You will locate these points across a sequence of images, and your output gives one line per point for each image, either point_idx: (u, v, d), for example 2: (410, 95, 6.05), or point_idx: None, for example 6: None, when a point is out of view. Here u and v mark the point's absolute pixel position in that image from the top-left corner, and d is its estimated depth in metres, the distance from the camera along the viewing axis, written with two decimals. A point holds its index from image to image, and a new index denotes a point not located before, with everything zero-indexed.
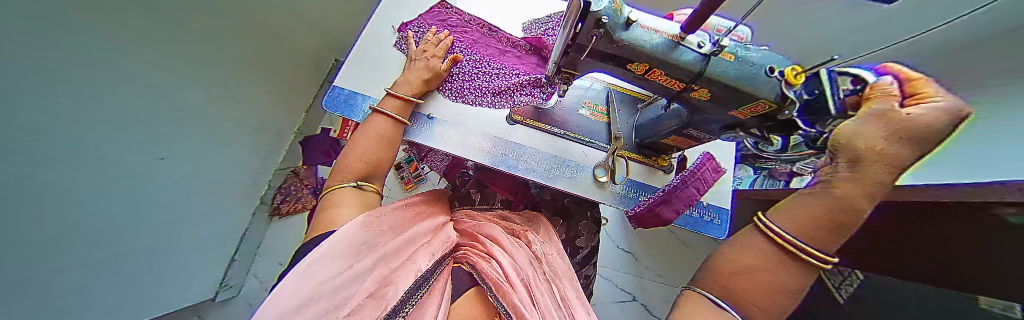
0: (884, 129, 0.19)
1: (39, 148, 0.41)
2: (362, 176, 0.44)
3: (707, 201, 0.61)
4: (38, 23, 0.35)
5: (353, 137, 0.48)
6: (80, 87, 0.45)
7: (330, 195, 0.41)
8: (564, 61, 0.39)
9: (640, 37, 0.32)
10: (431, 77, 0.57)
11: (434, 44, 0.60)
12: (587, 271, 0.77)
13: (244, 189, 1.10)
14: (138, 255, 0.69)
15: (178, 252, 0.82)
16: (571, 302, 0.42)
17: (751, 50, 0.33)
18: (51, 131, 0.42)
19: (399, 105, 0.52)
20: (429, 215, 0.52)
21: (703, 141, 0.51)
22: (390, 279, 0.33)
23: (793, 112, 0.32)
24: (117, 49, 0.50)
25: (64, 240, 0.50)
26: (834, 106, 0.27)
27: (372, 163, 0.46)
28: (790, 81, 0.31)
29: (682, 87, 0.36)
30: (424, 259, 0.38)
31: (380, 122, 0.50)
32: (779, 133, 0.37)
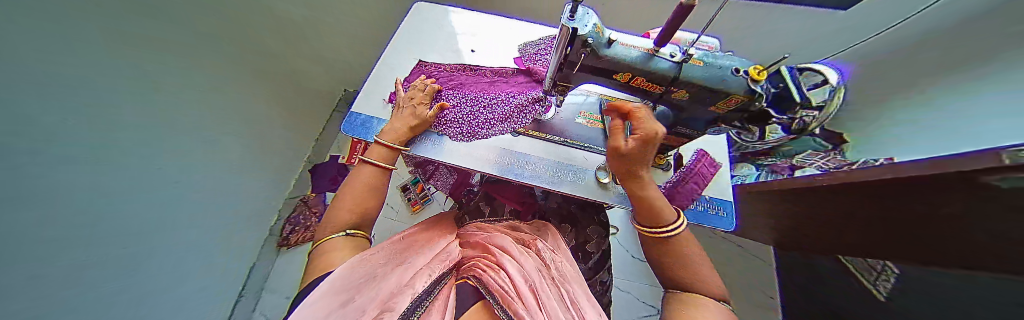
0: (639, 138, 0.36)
1: (67, 148, 0.40)
2: (353, 224, 0.44)
3: (709, 195, 0.64)
4: (82, 46, 0.39)
5: (340, 191, 0.48)
6: (118, 107, 0.48)
7: (322, 245, 0.39)
8: (559, 77, 0.45)
9: (620, 53, 0.37)
10: (418, 123, 0.58)
11: (421, 90, 0.63)
12: (602, 277, 0.76)
13: (253, 214, 1.12)
14: (150, 279, 0.67)
15: (185, 279, 0.80)
16: (581, 305, 0.35)
17: (721, 58, 0.39)
18: (84, 143, 0.44)
19: (386, 153, 0.54)
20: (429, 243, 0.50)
21: (692, 138, 0.55)
22: (389, 302, 0.26)
23: (763, 103, 0.37)
24: (153, 78, 0.56)
25: (84, 242, 0.47)
26: (803, 93, 0.36)
27: (361, 208, 0.46)
28: (754, 78, 0.36)
29: (662, 90, 0.41)
30: (421, 281, 0.32)
31: (366, 171, 0.51)
32: (758, 123, 0.43)
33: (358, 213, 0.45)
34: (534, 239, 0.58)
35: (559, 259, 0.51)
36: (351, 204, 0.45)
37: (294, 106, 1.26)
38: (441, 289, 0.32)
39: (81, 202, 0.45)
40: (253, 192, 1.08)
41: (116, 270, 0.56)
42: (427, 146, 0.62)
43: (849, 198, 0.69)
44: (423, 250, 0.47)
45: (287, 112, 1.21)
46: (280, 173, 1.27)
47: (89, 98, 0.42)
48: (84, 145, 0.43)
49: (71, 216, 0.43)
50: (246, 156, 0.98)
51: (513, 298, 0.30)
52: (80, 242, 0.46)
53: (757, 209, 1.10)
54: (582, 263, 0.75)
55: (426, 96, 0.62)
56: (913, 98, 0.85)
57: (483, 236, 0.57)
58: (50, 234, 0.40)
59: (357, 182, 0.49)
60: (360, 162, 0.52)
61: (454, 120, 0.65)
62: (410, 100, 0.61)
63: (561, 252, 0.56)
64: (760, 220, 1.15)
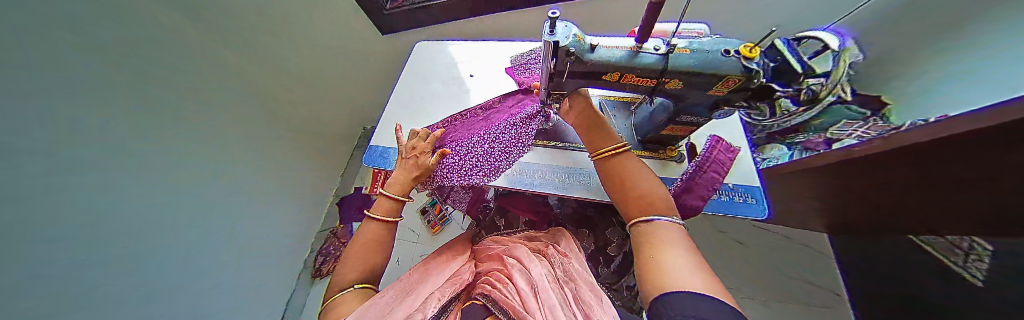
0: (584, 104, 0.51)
1: (61, 178, 0.45)
2: (363, 279, 0.44)
3: (733, 183, 0.60)
4: (55, 88, 0.42)
5: (347, 251, 0.49)
6: (102, 150, 0.51)
7: (332, 303, 0.39)
8: (552, 86, 0.48)
9: (604, 55, 0.39)
10: (422, 172, 0.59)
11: (422, 139, 0.64)
12: (628, 280, 0.72)
13: (279, 247, 1.20)
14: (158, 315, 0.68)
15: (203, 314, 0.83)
16: (584, 297, 0.33)
17: (708, 43, 0.39)
18: (65, 182, 0.46)
19: (388, 204, 0.55)
20: (438, 272, 0.52)
21: (700, 124, 0.53)
22: None
23: (761, 79, 0.36)
24: (149, 121, 0.60)
25: (85, 262, 0.51)
26: (805, 63, 0.36)
27: (370, 263, 0.46)
28: (746, 56, 0.36)
29: (654, 82, 0.42)
30: (427, 310, 0.33)
31: (371, 228, 0.52)
32: (764, 100, 0.42)
33: (363, 269, 0.45)
34: (548, 248, 0.57)
35: (568, 260, 0.50)
36: (355, 262, 0.45)
37: (313, 145, 1.39)
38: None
39: (71, 232, 0.48)
40: (273, 225, 1.15)
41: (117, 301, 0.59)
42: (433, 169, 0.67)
43: (897, 165, 0.61)
44: (434, 278, 0.48)
45: (304, 149, 1.33)
46: (304, 206, 1.38)
47: (82, 138, 0.47)
48: (75, 178, 0.47)
49: (59, 243, 0.46)
50: (267, 191, 1.09)
51: (521, 308, 0.29)
52: (65, 272, 0.48)
53: (792, 192, 1.00)
54: (604, 267, 0.72)
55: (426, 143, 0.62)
56: (960, 40, 0.77)
57: (501, 249, 0.57)
58: (31, 262, 0.42)
59: (363, 238, 0.50)
60: (364, 218, 0.54)
61: (480, 166, 0.63)
62: (412, 149, 0.62)
63: (574, 252, 0.55)
64: (798, 206, 1.04)
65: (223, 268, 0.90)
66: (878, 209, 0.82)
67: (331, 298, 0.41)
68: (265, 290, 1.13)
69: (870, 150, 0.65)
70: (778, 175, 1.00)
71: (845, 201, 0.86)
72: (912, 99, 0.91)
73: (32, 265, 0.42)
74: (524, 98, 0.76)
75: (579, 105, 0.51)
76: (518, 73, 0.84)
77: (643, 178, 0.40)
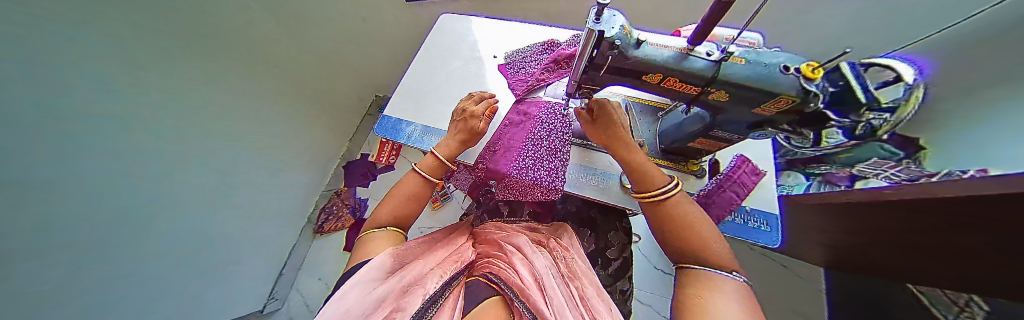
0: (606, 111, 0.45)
1: (102, 128, 0.46)
2: (393, 223, 0.51)
3: (750, 206, 0.57)
4: (86, 36, 0.40)
5: (386, 195, 0.55)
6: (131, 104, 0.51)
7: (363, 237, 0.48)
8: (584, 79, 0.45)
9: (650, 53, 0.36)
10: (468, 138, 0.57)
11: (475, 103, 0.59)
12: (623, 285, 0.72)
13: (290, 206, 1.24)
14: (176, 266, 0.71)
15: (215, 266, 0.85)
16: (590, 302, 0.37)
17: (765, 55, 0.35)
18: (103, 133, 0.47)
19: (432, 164, 0.56)
20: (444, 246, 0.55)
21: (732, 142, 0.51)
22: (400, 305, 0.31)
23: (819, 104, 0.32)
24: (171, 78, 0.59)
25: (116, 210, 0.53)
26: (864, 95, 0.30)
27: (401, 215, 0.53)
28: (807, 76, 0.32)
29: (698, 91, 0.39)
30: (433, 282, 0.37)
31: (411, 179, 0.56)
32: (810, 127, 0.39)
33: (395, 216, 0.52)
34: (551, 240, 0.59)
35: (569, 255, 0.53)
36: (385, 208, 0.52)
37: (326, 109, 1.35)
38: (450, 293, 0.35)
39: (110, 184, 0.50)
40: (286, 186, 1.17)
41: (150, 243, 0.63)
42: (439, 143, 0.69)
43: (917, 216, 0.58)
44: (437, 250, 0.51)
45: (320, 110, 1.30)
46: (315, 168, 1.38)
47: (111, 94, 0.47)
48: (110, 134, 0.48)
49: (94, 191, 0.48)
50: (286, 150, 1.11)
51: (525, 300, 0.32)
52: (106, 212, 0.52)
53: (806, 226, 0.98)
54: (601, 269, 0.72)
55: (481, 108, 0.56)
56: None
57: (500, 235, 0.58)
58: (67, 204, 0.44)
59: (396, 197, 0.54)
60: (409, 169, 0.57)
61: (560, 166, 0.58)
62: (463, 113, 0.57)
63: (576, 249, 0.58)
64: (812, 238, 1.00)
65: (241, 225, 0.92)
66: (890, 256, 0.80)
67: (362, 233, 0.49)
68: (276, 246, 1.18)
69: (903, 193, 0.60)
70: (794, 203, 0.95)
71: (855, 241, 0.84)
72: (954, 153, 0.86)
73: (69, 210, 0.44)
74: (536, 103, 0.67)
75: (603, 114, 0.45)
76: (512, 71, 0.77)
77: (691, 208, 0.39)
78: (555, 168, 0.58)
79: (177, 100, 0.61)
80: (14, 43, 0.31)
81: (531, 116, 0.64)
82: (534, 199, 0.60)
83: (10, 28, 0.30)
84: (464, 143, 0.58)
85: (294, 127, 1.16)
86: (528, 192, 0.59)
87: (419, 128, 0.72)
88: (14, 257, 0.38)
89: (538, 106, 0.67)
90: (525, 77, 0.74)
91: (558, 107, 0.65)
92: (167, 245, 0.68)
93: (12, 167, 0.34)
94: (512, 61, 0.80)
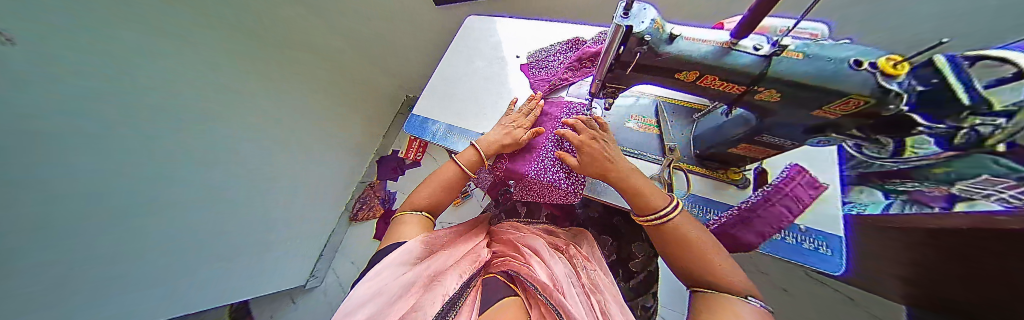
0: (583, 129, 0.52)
1: (157, 114, 0.53)
2: (424, 209, 0.55)
3: (805, 225, 0.50)
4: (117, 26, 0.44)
5: (426, 179, 0.59)
6: (179, 94, 0.57)
7: (397, 218, 0.53)
8: (609, 77, 0.43)
9: (685, 48, 0.33)
10: (510, 143, 0.58)
11: (524, 115, 0.63)
12: (645, 301, 0.67)
13: (326, 194, 1.36)
14: (228, 241, 0.81)
15: (259, 243, 0.95)
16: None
17: (832, 47, 0.30)
18: (157, 118, 0.53)
19: (472, 158, 0.59)
20: (467, 239, 0.57)
21: (784, 149, 0.45)
22: (419, 304, 0.34)
23: (902, 106, 0.28)
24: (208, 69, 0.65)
25: (174, 187, 0.61)
26: (970, 95, 0.23)
27: (434, 204, 0.57)
28: (885, 73, 0.26)
29: (742, 90, 0.35)
30: (454, 280, 0.39)
31: (450, 168, 0.59)
32: (888, 134, 0.33)
33: (428, 203, 0.56)
34: (570, 246, 0.58)
35: (589, 266, 0.54)
36: (421, 193, 0.57)
37: (363, 107, 1.45)
38: (468, 295, 0.37)
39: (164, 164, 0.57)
40: (322, 174, 1.28)
41: (207, 219, 0.72)
42: (460, 141, 0.72)
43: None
44: (460, 244, 0.54)
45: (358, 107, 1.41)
46: (353, 162, 1.50)
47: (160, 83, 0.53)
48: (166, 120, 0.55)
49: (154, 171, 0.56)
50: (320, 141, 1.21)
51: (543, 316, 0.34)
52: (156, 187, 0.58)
53: (885, 255, 0.81)
54: (622, 281, 0.68)
55: (530, 120, 0.62)
56: None
57: (516, 236, 0.58)
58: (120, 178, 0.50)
59: (431, 184, 0.57)
60: (449, 159, 0.60)
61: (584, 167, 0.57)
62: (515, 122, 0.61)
63: (598, 263, 0.57)
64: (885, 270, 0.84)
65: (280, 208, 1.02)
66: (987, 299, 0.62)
67: (398, 213, 0.55)
68: (312, 228, 1.31)
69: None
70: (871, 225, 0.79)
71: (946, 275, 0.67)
72: None
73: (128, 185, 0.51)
74: (559, 103, 0.66)
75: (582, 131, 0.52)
76: (535, 71, 0.77)
77: (701, 237, 0.40)
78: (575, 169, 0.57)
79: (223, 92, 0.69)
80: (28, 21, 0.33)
81: (553, 115, 0.64)
82: (552, 201, 0.59)
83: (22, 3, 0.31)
84: (505, 146, 0.58)
85: (331, 122, 1.27)
86: (547, 192, 0.58)
87: (443, 126, 0.75)
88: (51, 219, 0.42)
89: (561, 106, 0.65)
90: (547, 77, 0.74)
91: (580, 107, 0.63)
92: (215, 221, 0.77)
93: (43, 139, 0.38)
94: (535, 61, 0.80)
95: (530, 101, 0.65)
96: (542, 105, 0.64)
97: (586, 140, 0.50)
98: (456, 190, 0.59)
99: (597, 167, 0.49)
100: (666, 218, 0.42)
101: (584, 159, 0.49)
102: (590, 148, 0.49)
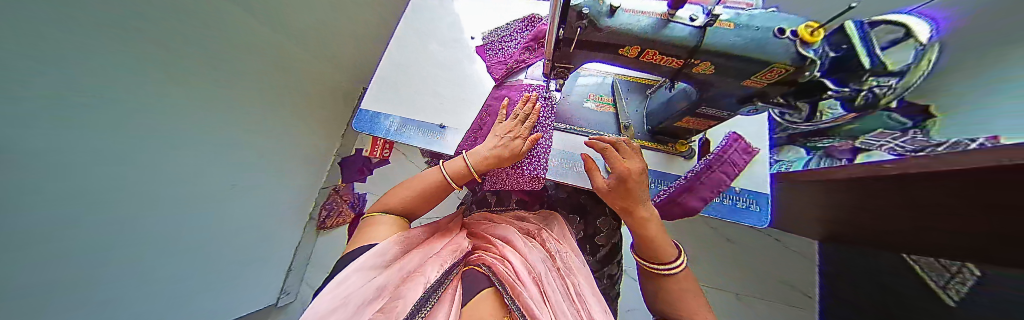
0: (626, 151, 0.42)
1: (99, 140, 0.40)
2: (398, 214, 0.50)
3: (740, 186, 0.55)
4: (103, 47, 0.36)
5: (401, 182, 0.53)
6: (145, 112, 0.47)
7: (365, 221, 0.47)
8: (557, 56, 0.41)
9: (626, 22, 0.31)
10: (508, 156, 0.50)
11: (522, 120, 0.53)
12: (611, 270, 0.73)
13: (289, 208, 1.10)
14: (178, 285, 0.64)
15: (219, 279, 0.78)
16: (587, 300, 0.42)
17: (758, 16, 0.31)
18: (99, 142, 0.40)
19: (460, 169, 0.51)
20: (442, 234, 0.54)
21: (723, 120, 0.48)
22: (400, 292, 0.32)
23: (815, 72, 0.29)
24: (181, 82, 0.53)
25: (113, 225, 0.46)
26: (870, 60, 0.28)
27: (411, 210, 0.52)
28: (806, 39, 0.28)
29: (681, 63, 0.35)
30: (435, 268, 0.38)
31: (432, 173, 0.53)
32: (805, 99, 0.36)
33: (402, 207, 0.50)
34: (541, 231, 0.59)
35: (565, 250, 0.55)
36: (396, 195, 0.51)
37: (331, 114, 1.26)
38: (451, 281, 0.37)
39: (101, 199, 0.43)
40: (289, 185, 1.06)
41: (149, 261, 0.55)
42: (417, 134, 0.67)
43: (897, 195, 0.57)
44: (438, 236, 0.52)
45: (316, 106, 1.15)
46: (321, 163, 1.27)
47: (116, 103, 0.41)
48: (103, 142, 0.41)
49: (87, 211, 0.41)
50: (292, 148, 1.04)
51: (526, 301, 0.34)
52: (127, 203, 0.48)
53: (799, 212, 0.94)
54: (589, 256, 0.72)
55: (526, 128, 0.52)
56: None
57: (488, 227, 0.58)
58: (85, 209, 0.41)
59: (406, 189, 0.51)
60: (435, 166, 0.53)
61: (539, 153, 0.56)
62: (514, 129, 0.52)
63: (567, 242, 0.59)
64: (806, 219, 0.95)
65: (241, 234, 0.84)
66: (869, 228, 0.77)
67: (367, 216, 0.48)
68: (282, 247, 1.11)
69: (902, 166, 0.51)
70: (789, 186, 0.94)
71: (849, 215, 0.76)
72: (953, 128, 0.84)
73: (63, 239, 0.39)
74: (517, 86, 0.63)
75: (626, 155, 0.42)
76: (491, 53, 0.71)
77: (693, 307, 0.38)
78: (538, 154, 0.56)
79: (193, 101, 0.57)
80: (86, 68, 0.34)
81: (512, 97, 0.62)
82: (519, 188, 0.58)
83: (73, 59, 0.32)
84: (503, 159, 0.50)
85: (299, 127, 1.06)
86: (515, 180, 0.57)
87: (397, 119, 0.69)
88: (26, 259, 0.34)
89: (521, 89, 0.62)
90: (504, 59, 0.68)
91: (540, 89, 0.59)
92: (172, 260, 0.61)
93: (13, 154, 0.28)
94: (490, 43, 0.73)
95: (524, 103, 0.54)
96: (539, 111, 0.55)
97: (633, 171, 0.39)
98: (438, 200, 0.54)
99: (623, 201, 0.41)
100: (660, 270, 0.40)
101: (614, 190, 0.41)
102: (634, 181, 0.39)
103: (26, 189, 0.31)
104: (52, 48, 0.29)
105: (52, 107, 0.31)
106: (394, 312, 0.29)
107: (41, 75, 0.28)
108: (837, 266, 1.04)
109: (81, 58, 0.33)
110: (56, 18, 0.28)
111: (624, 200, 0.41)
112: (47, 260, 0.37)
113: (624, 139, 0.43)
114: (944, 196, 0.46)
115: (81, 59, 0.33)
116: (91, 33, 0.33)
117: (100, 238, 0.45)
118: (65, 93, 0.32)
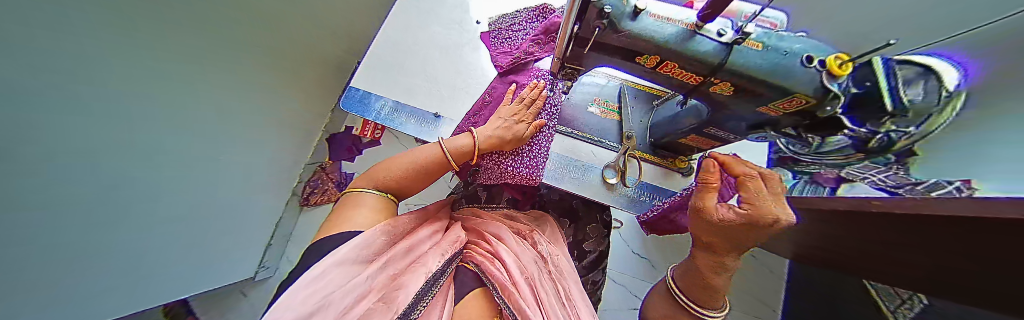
0: (768, 188, 0.25)
1: (80, 127, 0.36)
2: (388, 188, 0.45)
3: None
4: (82, 31, 0.31)
5: (397, 154, 0.49)
6: (120, 99, 0.41)
7: (348, 197, 0.42)
8: (568, 56, 0.37)
9: (648, 28, 0.29)
10: (511, 140, 0.49)
11: (525, 106, 0.51)
12: (595, 276, 0.73)
13: (276, 186, 1.04)
14: (155, 274, 0.60)
15: (198, 264, 0.73)
16: (576, 303, 0.42)
17: (788, 39, 0.28)
18: (76, 132, 0.35)
19: (463, 147, 0.48)
20: (432, 221, 0.50)
21: (728, 141, 0.47)
22: (400, 283, 0.31)
23: (837, 108, 0.28)
24: (163, 64, 0.46)
25: (87, 219, 0.42)
26: (892, 99, 0.26)
27: (399, 190, 0.47)
28: (835, 72, 0.26)
29: (699, 81, 0.33)
30: (436, 260, 0.37)
31: (431, 147, 0.49)
32: (819, 131, 0.35)
33: (391, 186, 0.45)
34: (533, 231, 0.57)
35: (555, 253, 0.54)
36: (384, 169, 0.46)
37: (323, 88, 1.16)
38: (446, 276, 0.36)
39: (82, 186, 0.39)
40: (276, 163, 1.00)
41: (121, 250, 0.50)
42: (411, 122, 0.62)
43: (835, 233, 0.64)
44: (431, 224, 0.48)
45: (308, 81, 1.05)
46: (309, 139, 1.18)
47: (94, 88, 0.36)
48: (81, 129, 0.36)
49: (63, 203, 0.37)
50: (281, 124, 0.96)
51: (522, 303, 0.34)
52: (98, 194, 0.43)
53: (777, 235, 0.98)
54: (575, 262, 0.72)
55: (532, 113, 0.51)
56: None
57: (477, 221, 0.55)
58: (88, 191, 0.41)
59: (401, 162, 0.46)
60: (435, 140, 0.49)
61: (535, 143, 0.54)
62: (522, 114, 0.50)
63: (557, 245, 0.58)
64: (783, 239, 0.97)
65: (224, 220, 0.78)
66: (822, 254, 0.83)
67: (346, 194, 0.44)
68: (266, 224, 1.04)
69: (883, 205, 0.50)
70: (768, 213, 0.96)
71: (818, 242, 0.77)
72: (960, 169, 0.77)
73: (36, 239, 0.35)
74: (519, 77, 0.59)
75: (772, 198, 0.25)
76: (497, 42, 0.67)
77: None
78: (539, 144, 0.54)
79: (178, 82, 0.51)
80: (63, 57, 0.30)
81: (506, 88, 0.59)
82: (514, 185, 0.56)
83: (49, 51, 0.28)
84: (505, 142, 0.49)
85: (288, 103, 0.97)
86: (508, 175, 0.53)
87: (389, 102, 0.64)
88: (23, 258, 0.33)
89: (527, 78, 0.58)
90: (509, 49, 0.64)
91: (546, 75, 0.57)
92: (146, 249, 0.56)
93: None
94: (497, 31, 0.68)
95: (532, 88, 0.52)
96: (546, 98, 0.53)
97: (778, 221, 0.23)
98: (429, 181, 0.50)
99: (717, 236, 0.26)
100: (695, 308, 0.30)
101: (728, 224, 0.24)
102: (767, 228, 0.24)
103: (31, 187, 0.31)
104: (25, 42, 0.25)
105: (24, 107, 0.27)
106: (394, 302, 0.28)
107: (29, 80, 0.27)
108: (801, 287, 1.11)
109: (70, 57, 0.31)
110: (42, 19, 0.25)
111: (717, 233, 0.26)
112: (24, 265, 0.34)
113: (770, 174, 0.26)
114: (877, 237, 0.51)
115: (70, 58, 0.31)
116: (78, 28, 0.31)
117: (81, 227, 0.41)
118: (36, 89, 0.28)
